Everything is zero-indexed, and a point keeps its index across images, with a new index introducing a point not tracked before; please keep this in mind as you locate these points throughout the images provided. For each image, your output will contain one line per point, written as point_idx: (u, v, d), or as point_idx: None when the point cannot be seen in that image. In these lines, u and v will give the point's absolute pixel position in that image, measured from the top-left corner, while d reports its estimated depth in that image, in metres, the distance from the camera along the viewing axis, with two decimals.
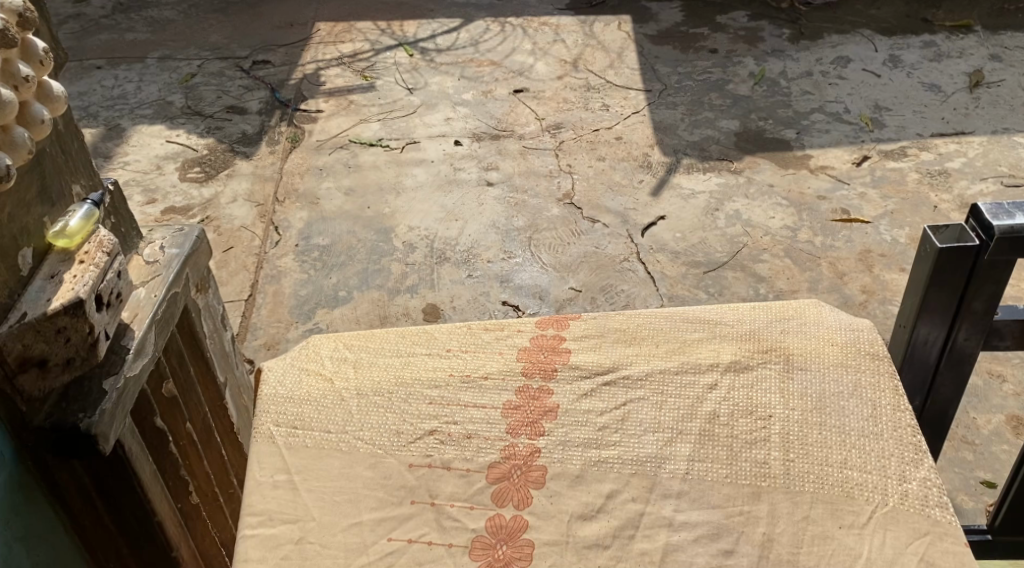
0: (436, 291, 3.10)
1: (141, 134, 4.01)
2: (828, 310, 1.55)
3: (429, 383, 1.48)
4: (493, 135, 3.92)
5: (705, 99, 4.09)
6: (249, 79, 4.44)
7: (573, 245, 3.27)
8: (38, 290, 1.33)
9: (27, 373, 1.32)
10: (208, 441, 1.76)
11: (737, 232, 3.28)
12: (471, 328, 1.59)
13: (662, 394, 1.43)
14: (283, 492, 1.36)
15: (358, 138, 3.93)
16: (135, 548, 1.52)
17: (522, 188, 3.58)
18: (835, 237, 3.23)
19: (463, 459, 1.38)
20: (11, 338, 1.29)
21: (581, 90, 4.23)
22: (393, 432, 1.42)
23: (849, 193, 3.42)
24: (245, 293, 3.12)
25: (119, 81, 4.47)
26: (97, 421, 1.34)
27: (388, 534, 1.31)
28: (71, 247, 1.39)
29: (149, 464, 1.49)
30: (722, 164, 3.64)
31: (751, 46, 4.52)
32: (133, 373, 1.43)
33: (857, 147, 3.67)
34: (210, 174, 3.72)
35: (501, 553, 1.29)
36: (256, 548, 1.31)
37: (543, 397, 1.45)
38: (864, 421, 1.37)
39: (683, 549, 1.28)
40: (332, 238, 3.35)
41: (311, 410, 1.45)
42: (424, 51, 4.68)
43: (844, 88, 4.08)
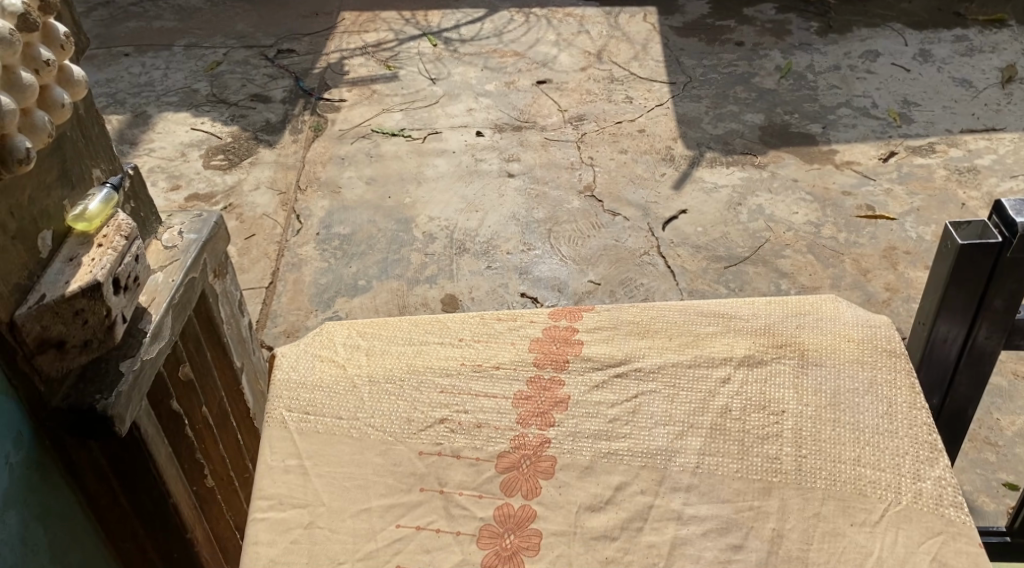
0: (456, 281, 3.11)
1: (167, 121, 4.04)
2: (845, 306, 1.54)
3: (441, 372, 1.49)
4: (515, 126, 3.92)
5: (729, 92, 4.07)
6: (274, 67, 4.47)
7: (593, 238, 3.27)
8: (57, 272, 1.35)
9: (45, 354, 1.34)
10: (223, 425, 1.78)
11: (759, 227, 3.27)
12: (484, 318, 1.59)
13: (674, 387, 1.43)
14: (294, 477, 1.38)
15: (381, 128, 3.94)
16: (150, 531, 1.54)
17: (543, 179, 3.58)
18: (860, 234, 3.20)
19: (473, 448, 1.39)
20: (30, 320, 1.31)
21: (605, 81, 4.22)
22: (404, 419, 1.43)
23: (874, 189, 3.39)
24: (266, 280, 3.15)
25: (146, 68, 4.50)
26: (113, 403, 1.36)
27: (397, 520, 1.32)
28: (91, 231, 1.41)
29: (164, 447, 1.51)
30: (746, 158, 3.62)
31: (777, 39, 4.48)
32: (150, 357, 1.44)
33: (884, 142, 3.64)
34: (233, 162, 3.75)
35: (509, 542, 1.30)
36: (266, 531, 1.33)
37: (554, 388, 1.46)
38: (878, 419, 1.37)
39: (691, 543, 1.28)
40: (352, 227, 3.37)
41: (323, 396, 1.47)
42: (448, 41, 4.68)
43: (871, 82, 4.05)
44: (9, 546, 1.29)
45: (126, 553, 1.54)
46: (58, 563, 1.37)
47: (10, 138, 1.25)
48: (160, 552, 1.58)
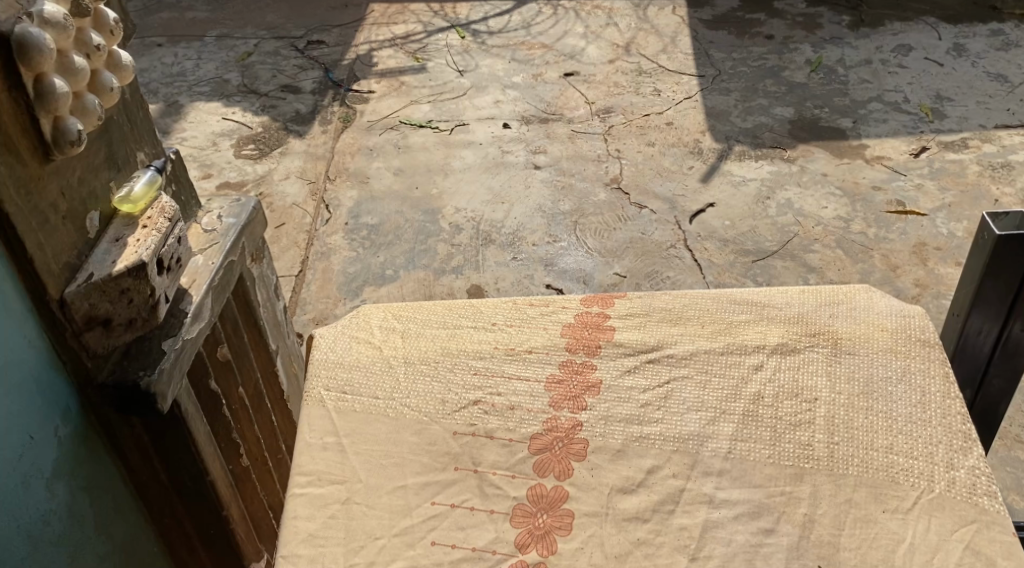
0: (482, 273, 3.13)
1: (199, 110, 4.08)
2: (879, 296, 1.54)
3: (474, 355, 1.51)
4: (542, 118, 3.93)
5: (759, 85, 4.05)
6: (303, 59, 4.50)
7: (619, 231, 3.27)
8: (104, 252, 1.38)
9: (92, 331, 1.38)
10: (259, 406, 1.81)
11: (787, 221, 3.26)
12: (517, 303, 1.61)
13: (707, 373, 1.44)
14: (331, 454, 1.40)
15: (408, 120, 3.97)
16: (188, 506, 1.58)
17: (569, 171, 3.59)
18: (889, 229, 3.19)
19: (506, 430, 1.41)
20: (79, 297, 1.34)
21: (633, 74, 4.22)
22: (439, 401, 1.45)
23: (905, 185, 3.37)
24: (295, 268, 3.18)
25: (179, 58, 4.55)
26: (156, 380, 1.39)
27: (431, 498, 1.35)
28: (136, 212, 1.44)
29: (203, 425, 1.55)
30: (775, 152, 3.61)
31: (808, 33, 4.46)
32: (191, 337, 1.47)
33: (916, 137, 3.62)
34: (264, 151, 3.78)
35: (541, 521, 1.31)
36: (305, 506, 1.35)
37: (587, 372, 1.47)
38: (911, 407, 1.37)
39: (723, 526, 1.29)
40: (380, 218, 3.40)
41: (360, 377, 1.49)
42: (477, 34, 4.69)
43: (904, 77, 4.02)
44: (57, 515, 1.33)
45: (165, 525, 1.59)
46: (102, 534, 1.42)
47: (62, 121, 1.29)
48: (198, 527, 1.62)
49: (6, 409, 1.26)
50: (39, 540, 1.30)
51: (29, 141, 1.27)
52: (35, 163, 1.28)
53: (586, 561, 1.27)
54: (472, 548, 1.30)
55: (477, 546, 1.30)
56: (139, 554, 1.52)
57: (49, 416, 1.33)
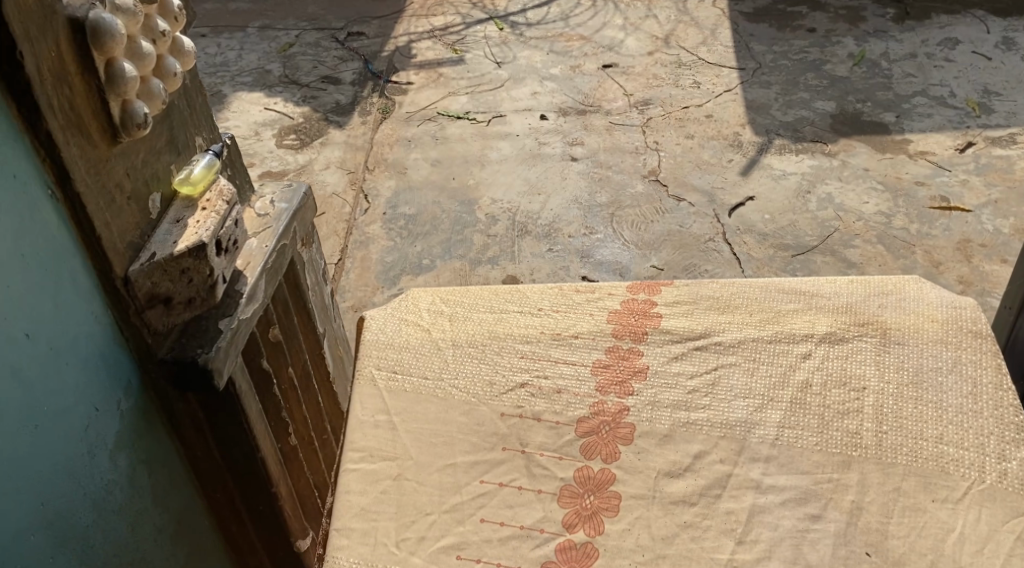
0: (517, 263, 3.15)
1: (241, 100, 4.13)
2: (929, 287, 1.53)
3: (521, 339, 1.53)
4: (579, 110, 3.93)
5: (800, 79, 4.02)
6: (344, 50, 4.54)
7: (657, 223, 3.27)
8: (165, 232, 1.42)
9: (154, 309, 1.42)
10: (307, 386, 1.85)
11: (828, 216, 3.24)
12: (563, 289, 1.63)
13: (754, 361, 1.45)
14: (383, 432, 1.43)
15: (446, 111, 3.99)
16: (239, 481, 1.62)
17: (607, 163, 3.59)
18: (932, 225, 3.16)
19: (553, 412, 1.43)
20: (142, 276, 1.38)
21: (672, 67, 4.21)
22: (487, 383, 1.47)
23: (950, 180, 3.34)
24: (335, 256, 3.21)
25: (222, 49, 4.60)
26: (213, 356, 1.42)
27: (480, 476, 1.37)
28: (195, 194, 1.48)
29: (255, 402, 1.58)
30: (816, 146, 3.58)
31: (851, 26, 4.41)
32: (246, 316, 1.50)
33: (961, 132, 3.57)
34: (305, 141, 3.82)
35: (588, 502, 1.33)
36: (357, 481, 1.39)
37: (633, 358, 1.49)
38: (962, 398, 1.36)
39: (770, 511, 1.30)
40: (417, 208, 3.42)
41: (410, 358, 1.52)
42: (515, 25, 4.70)
43: (950, 71, 3.97)
44: (119, 486, 1.38)
45: (216, 499, 1.63)
46: (159, 505, 1.47)
47: (130, 104, 1.33)
48: (248, 503, 1.66)
49: (75, 383, 1.31)
50: (104, 508, 1.35)
51: (99, 123, 1.31)
52: (104, 145, 1.32)
53: (633, 542, 1.29)
54: (520, 526, 1.32)
55: (525, 524, 1.32)
56: (192, 526, 1.57)
57: (112, 390, 1.38)
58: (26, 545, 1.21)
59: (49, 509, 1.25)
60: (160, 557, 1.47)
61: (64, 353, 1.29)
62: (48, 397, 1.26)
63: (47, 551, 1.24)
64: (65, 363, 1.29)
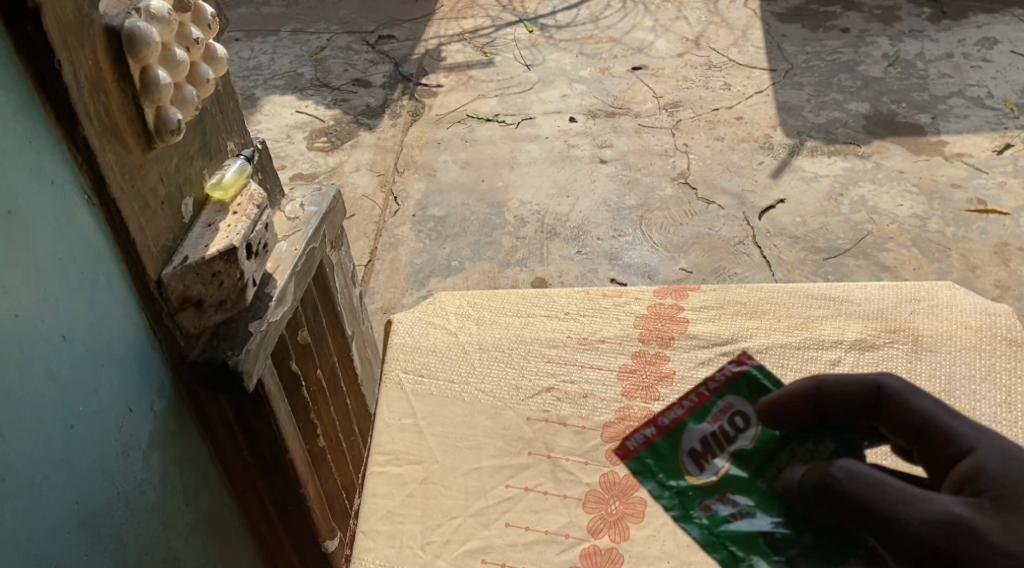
0: (546, 265, 3.15)
1: (273, 104, 4.16)
2: (962, 293, 1.52)
3: (547, 343, 1.56)
4: (609, 112, 3.92)
5: (834, 80, 3.98)
6: (374, 53, 4.56)
7: (686, 226, 3.26)
8: (198, 236, 1.44)
9: (185, 311, 1.45)
10: (335, 390, 1.86)
11: (861, 219, 3.21)
12: (590, 294, 1.64)
13: (782, 366, 1.43)
14: (409, 434, 1.45)
15: (475, 114, 3.99)
16: (268, 482, 1.65)
17: (636, 166, 3.58)
18: (969, 229, 3.12)
19: (579, 417, 1.45)
20: (175, 279, 1.41)
21: (702, 68, 4.19)
22: (513, 387, 1.50)
23: (987, 183, 3.30)
24: (364, 258, 3.23)
25: (254, 53, 4.64)
26: (243, 359, 1.43)
27: (506, 480, 1.39)
28: (226, 199, 1.51)
29: (284, 405, 1.60)
30: (849, 147, 3.55)
31: (886, 26, 4.37)
32: (275, 319, 1.52)
33: (999, 134, 3.53)
34: (336, 144, 3.84)
35: (613, 508, 1.34)
36: (383, 484, 1.40)
37: (660, 362, 1.50)
38: (996, 407, 1.34)
39: None
40: (446, 210, 3.43)
41: (436, 362, 1.55)
42: (544, 28, 4.70)
43: (988, 71, 3.92)
44: (152, 486, 1.40)
45: (246, 499, 1.66)
46: (191, 505, 1.49)
47: (164, 110, 1.35)
48: (277, 504, 1.68)
49: (110, 384, 1.33)
50: (138, 507, 1.37)
51: (134, 130, 1.33)
52: (140, 150, 1.34)
53: (659, 548, 1.29)
54: (545, 531, 1.33)
55: (550, 529, 1.33)
56: (221, 526, 1.58)
57: (145, 391, 1.40)
58: (62, 544, 1.23)
59: (84, 509, 1.27)
60: (191, 556, 1.49)
61: (99, 354, 1.31)
62: (84, 398, 1.28)
63: (82, 549, 1.26)
64: (101, 364, 1.31)
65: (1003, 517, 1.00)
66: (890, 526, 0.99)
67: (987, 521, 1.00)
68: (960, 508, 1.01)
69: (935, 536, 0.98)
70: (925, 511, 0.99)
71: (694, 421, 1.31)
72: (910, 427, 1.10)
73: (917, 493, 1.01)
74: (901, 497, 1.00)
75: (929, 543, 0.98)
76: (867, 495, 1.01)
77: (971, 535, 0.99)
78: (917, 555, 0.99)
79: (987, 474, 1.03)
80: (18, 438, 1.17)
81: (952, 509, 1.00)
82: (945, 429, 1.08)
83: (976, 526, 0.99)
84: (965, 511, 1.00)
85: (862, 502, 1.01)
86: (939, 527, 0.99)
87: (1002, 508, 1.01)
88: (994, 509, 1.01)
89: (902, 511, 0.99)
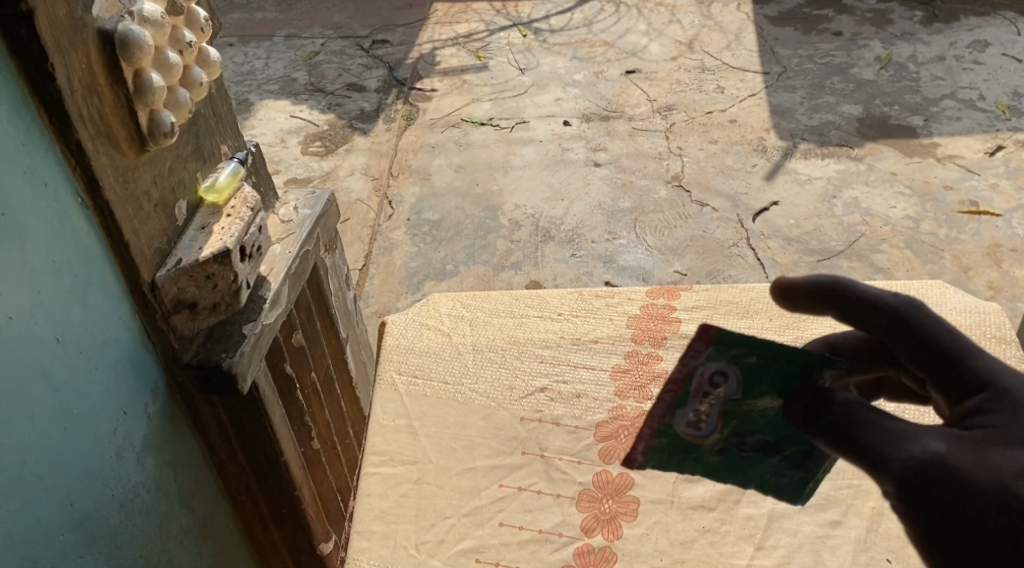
0: (541, 268, 3.16)
1: (268, 108, 4.17)
2: (952, 291, 1.56)
3: (541, 343, 1.59)
4: (603, 116, 3.93)
5: (826, 82, 4.00)
6: (368, 57, 4.57)
7: (680, 229, 3.27)
8: (191, 239, 1.44)
9: (179, 313, 1.45)
10: (330, 392, 1.87)
11: (854, 220, 3.22)
12: (583, 294, 1.67)
13: None
14: (403, 435, 1.47)
15: (470, 118, 4.00)
16: (263, 484, 1.65)
17: (630, 168, 3.59)
18: (961, 230, 3.13)
19: (572, 417, 1.48)
20: (168, 281, 1.41)
21: (696, 71, 4.20)
22: (507, 387, 1.53)
23: (979, 184, 3.31)
24: (359, 263, 3.23)
25: (248, 58, 4.65)
26: (236, 361, 1.43)
27: (500, 480, 1.41)
28: (220, 202, 1.51)
29: (278, 406, 1.60)
30: (843, 150, 3.56)
31: (878, 29, 4.39)
32: (269, 321, 1.52)
33: (991, 135, 3.54)
34: (330, 148, 3.85)
35: (606, 507, 1.36)
36: (378, 485, 1.42)
37: (653, 362, 1.53)
38: None
39: (788, 517, 1.34)
40: (441, 214, 3.44)
41: (430, 363, 1.58)
42: (538, 32, 4.71)
43: (979, 73, 3.93)
44: (146, 488, 1.41)
45: (240, 501, 1.66)
46: (185, 507, 1.50)
47: (157, 114, 1.36)
48: (272, 506, 1.68)
49: (103, 386, 1.33)
50: (132, 510, 1.37)
51: (128, 133, 1.33)
52: (133, 153, 1.35)
53: (652, 546, 1.32)
54: (539, 530, 1.35)
55: (544, 528, 1.35)
56: (216, 528, 1.59)
57: (139, 393, 1.40)
58: (56, 545, 1.23)
59: (78, 510, 1.27)
60: (185, 559, 1.50)
61: (93, 356, 1.31)
62: (77, 400, 1.28)
63: (76, 551, 1.26)
64: (94, 367, 1.32)
65: (1001, 452, 0.83)
66: (875, 464, 0.86)
67: (979, 459, 0.83)
68: (952, 446, 0.85)
69: (925, 474, 0.83)
70: (908, 450, 0.85)
71: (679, 404, 1.06)
72: (935, 351, 0.90)
73: (903, 429, 0.86)
74: (885, 435, 0.86)
75: (919, 482, 0.83)
76: (852, 429, 0.88)
77: (962, 474, 0.82)
78: (911, 500, 0.84)
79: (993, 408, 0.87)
80: (13, 440, 1.17)
81: (938, 448, 0.84)
82: (964, 360, 0.90)
83: (963, 463, 0.83)
84: (957, 450, 0.84)
85: (847, 440, 0.88)
86: (924, 466, 0.83)
87: (1009, 442, 0.84)
88: (993, 444, 0.84)
89: (885, 449, 0.85)
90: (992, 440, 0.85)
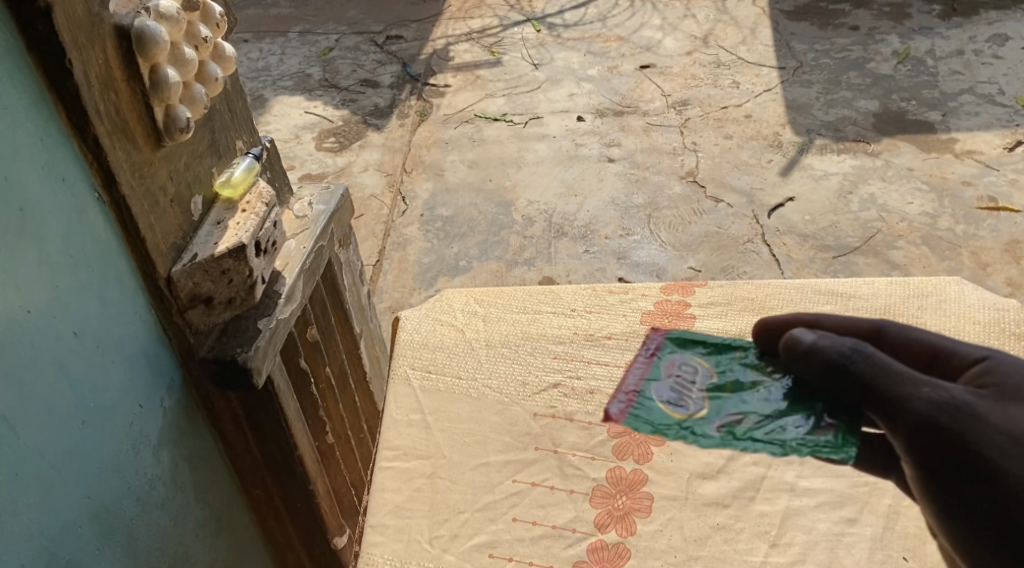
0: (554, 264, 3.15)
1: (282, 104, 4.18)
2: (970, 289, 1.59)
3: (554, 339, 1.59)
4: (617, 111, 3.92)
5: (843, 77, 3.97)
6: (382, 53, 4.57)
7: (695, 224, 3.26)
8: (207, 234, 1.45)
9: (195, 308, 1.46)
10: (344, 387, 1.87)
11: (871, 217, 3.20)
12: (596, 291, 1.68)
13: None
14: (418, 431, 1.48)
15: (483, 113, 4.00)
16: (277, 478, 1.66)
17: (644, 164, 3.58)
18: (979, 227, 3.11)
19: (585, 413, 1.48)
20: (184, 276, 1.42)
21: (711, 66, 4.19)
22: (520, 383, 1.53)
23: (998, 180, 3.28)
24: (372, 258, 3.24)
25: (264, 54, 4.66)
26: (252, 356, 1.44)
27: (513, 475, 1.41)
28: (235, 197, 1.52)
29: (293, 401, 1.61)
30: (859, 145, 3.54)
31: (895, 23, 4.35)
32: (285, 316, 1.52)
33: (1010, 131, 3.51)
34: (344, 144, 3.86)
35: (621, 503, 1.36)
36: (392, 479, 1.42)
37: None
38: None
39: (804, 515, 1.34)
40: (454, 209, 3.44)
41: (444, 358, 1.58)
42: (552, 27, 4.70)
43: (998, 68, 3.90)
44: (163, 482, 1.42)
45: (255, 495, 1.67)
46: (201, 501, 1.51)
47: (173, 108, 1.36)
48: (287, 501, 1.69)
49: (120, 380, 1.34)
50: (148, 502, 1.38)
51: (144, 128, 1.34)
52: (149, 148, 1.36)
53: (666, 543, 1.32)
54: (552, 525, 1.35)
55: (557, 524, 1.35)
56: (231, 521, 1.60)
57: (155, 387, 1.41)
58: (74, 538, 1.24)
59: (95, 503, 1.28)
60: (201, 552, 1.50)
61: (110, 351, 1.32)
62: (95, 393, 1.29)
63: (95, 543, 1.27)
64: (111, 361, 1.32)
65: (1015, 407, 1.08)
66: (902, 404, 1.08)
67: (998, 411, 1.07)
68: (971, 397, 1.09)
69: (945, 417, 1.07)
70: (932, 396, 1.08)
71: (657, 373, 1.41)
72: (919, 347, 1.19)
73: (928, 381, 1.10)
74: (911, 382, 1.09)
75: (936, 420, 1.07)
76: (877, 375, 1.11)
77: (979, 417, 1.07)
78: (926, 433, 1.07)
79: (998, 371, 1.12)
80: (30, 431, 1.18)
81: (959, 397, 1.08)
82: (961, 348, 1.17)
83: (986, 412, 1.07)
84: (979, 401, 1.08)
85: (871, 383, 1.11)
86: (945, 408, 1.07)
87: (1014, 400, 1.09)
88: (1005, 400, 1.09)
89: (910, 392, 1.08)
90: (1002, 398, 1.09)
